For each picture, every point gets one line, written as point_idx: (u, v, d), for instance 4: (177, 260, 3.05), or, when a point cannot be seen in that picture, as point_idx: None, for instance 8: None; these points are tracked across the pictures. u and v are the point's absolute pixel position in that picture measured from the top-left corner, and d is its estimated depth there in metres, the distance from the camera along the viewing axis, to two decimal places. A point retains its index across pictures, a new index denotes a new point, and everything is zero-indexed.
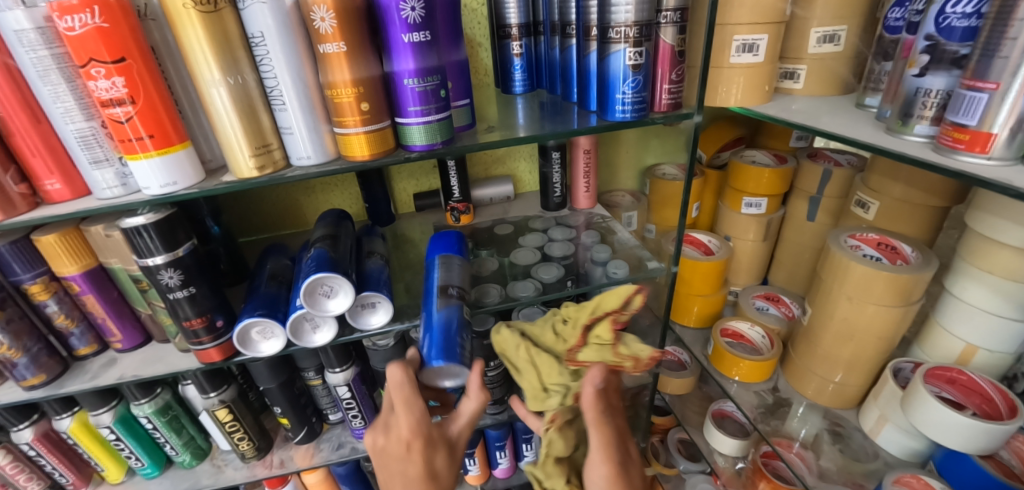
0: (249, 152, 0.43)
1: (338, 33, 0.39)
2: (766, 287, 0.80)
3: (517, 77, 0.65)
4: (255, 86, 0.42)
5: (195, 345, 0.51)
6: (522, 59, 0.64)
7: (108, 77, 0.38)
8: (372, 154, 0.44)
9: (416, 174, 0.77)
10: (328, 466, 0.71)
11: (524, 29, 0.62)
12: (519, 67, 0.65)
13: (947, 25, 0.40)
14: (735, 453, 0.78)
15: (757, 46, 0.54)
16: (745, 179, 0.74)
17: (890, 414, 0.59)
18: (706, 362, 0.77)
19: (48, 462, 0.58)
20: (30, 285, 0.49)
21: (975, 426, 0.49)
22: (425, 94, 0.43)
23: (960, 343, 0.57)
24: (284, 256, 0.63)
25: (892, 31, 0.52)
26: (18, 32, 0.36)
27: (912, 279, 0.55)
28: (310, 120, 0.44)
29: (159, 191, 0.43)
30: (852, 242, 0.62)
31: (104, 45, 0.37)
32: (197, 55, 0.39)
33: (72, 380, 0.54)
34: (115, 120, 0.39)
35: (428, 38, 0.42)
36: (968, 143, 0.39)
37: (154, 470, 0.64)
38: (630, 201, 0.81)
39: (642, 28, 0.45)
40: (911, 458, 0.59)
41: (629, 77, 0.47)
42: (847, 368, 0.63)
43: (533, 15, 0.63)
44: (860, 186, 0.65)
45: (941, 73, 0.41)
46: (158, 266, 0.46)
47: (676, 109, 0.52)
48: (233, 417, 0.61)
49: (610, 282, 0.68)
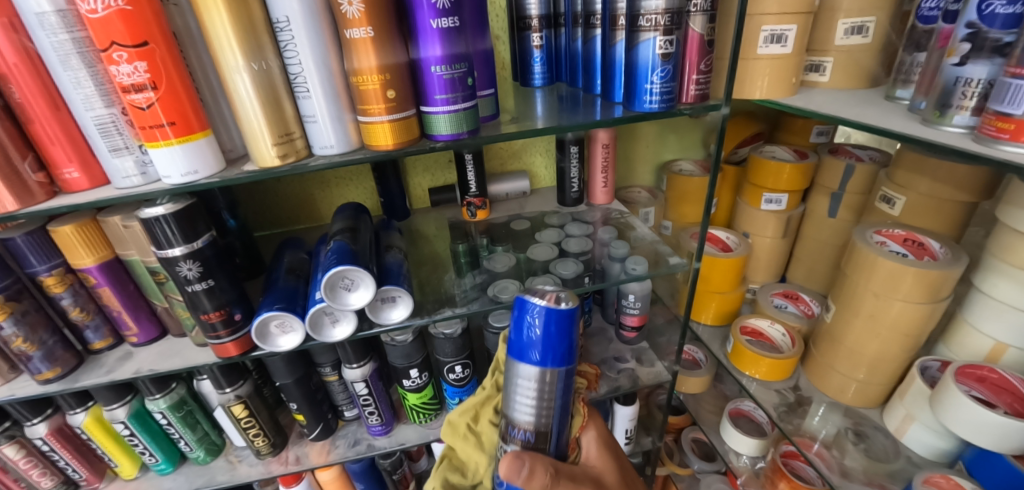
0: (272, 141, 0.42)
1: (365, 18, 0.38)
2: (784, 285, 0.79)
3: (537, 70, 0.64)
4: (279, 73, 0.41)
5: (212, 339, 0.50)
6: (541, 51, 0.63)
7: (130, 62, 0.37)
8: (397, 143, 0.43)
9: (432, 169, 0.76)
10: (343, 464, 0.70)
11: (545, 21, 0.61)
12: (539, 59, 0.64)
13: (990, 12, 0.39)
14: (753, 453, 0.77)
15: (786, 37, 0.53)
16: (765, 174, 0.73)
17: (917, 412, 0.57)
18: (725, 360, 0.76)
19: (61, 457, 0.57)
20: (45, 277, 0.48)
21: (1010, 425, 0.48)
22: (452, 82, 0.42)
23: (989, 341, 0.56)
24: (301, 250, 0.62)
25: (925, 21, 0.50)
26: (39, 15, 0.36)
27: (942, 276, 0.54)
28: (334, 108, 0.43)
29: (180, 180, 0.42)
30: (877, 238, 0.61)
31: (127, 28, 0.36)
32: (221, 39, 0.38)
33: (88, 374, 0.53)
34: (136, 106, 0.38)
35: (456, 24, 0.41)
36: (1012, 133, 0.38)
37: (168, 466, 0.63)
38: (648, 197, 0.80)
39: (673, 16, 0.44)
40: (939, 458, 0.58)
41: (658, 67, 0.46)
42: (871, 366, 0.62)
43: (554, 7, 0.62)
44: (885, 182, 0.64)
45: (982, 62, 0.41)
46: (176, 258, 0.45)
47: (703, 101, 0.51)
48: (248, 413, 0.60)
49: (629, 278, 0.67)
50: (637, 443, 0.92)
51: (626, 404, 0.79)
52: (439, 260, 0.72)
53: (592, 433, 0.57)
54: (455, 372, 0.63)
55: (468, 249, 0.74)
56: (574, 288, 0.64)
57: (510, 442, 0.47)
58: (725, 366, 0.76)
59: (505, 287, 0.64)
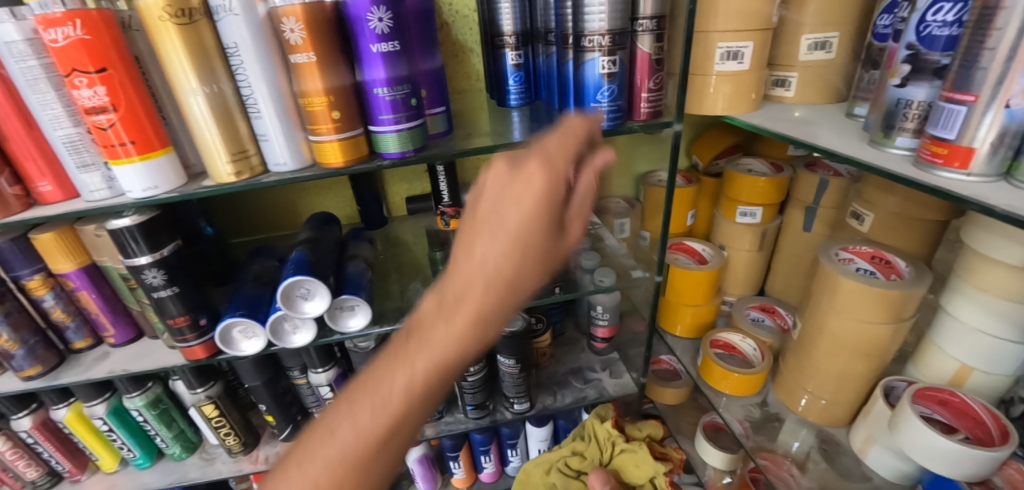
0: (227, 158, 0.44)
1: (309, 43, 0.40)
2: (761, 298, 0.78)
3: (513, 89, 0.61)
4: (232, 94, 0.43)
5: (180, 342, 0.53)
6: (519, 69, 0.60)
7: (90, 87, 0.40)
8: (346, 160, 0.45)
9: (409, 178, 0.78)
10: (239, 334, 0.54)
11: (521, 38, 0.58)
12: (515, 77, 0.60)
13: (929, 34, 0.39)
14: (720, 466, 0.77)
15: (742, 54, 0.53)
16: (740, 187, 0.73)
17: (877, 434, 0.57)
18: (695, 373, 0.76)
19: (45, 449, 0.61)
20: (29, 280, 0.52)
21: (961, 451, 0.47)
22: (396, 103, 0.44)
23: (955, 363, 0.54)
24: (272, 257, 0.64)
25: (881, 38, 0.49)
26: (9, 43, 0.39)
27: (902, 296, 0.53)
28: (285, 127, 0.45)
29: (141, 195, 0.44)
30: (844, 254, 0.60)
31: (87, 55, 0.39)
32: (175, 64, 0.40)
33: (67, 372, 0.57)
34: (98, 127, 0.41)
35: (397, 48, 0.42)
36: (946, 158, 0.38)
37: (146, 461, 0.66)
38: (624, 207, 0.79)
39: (616, 37, 0.45)
40: (901, 480, 0.57)
41: (604, 85, 0.47)
42: (836, 385, 0.61)
43: (531, 23, 0.58)
44: (856, 198, 0.63)
45: (923, 84, 0.40)
46: (142, 266, 0.48)
47: (656, 118, 0.52)
48: (219, 412, 0.62)
49: (597, 290, 0.68)
50: None
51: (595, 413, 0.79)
52: (415, 267, 0.73)
53: None
54: None
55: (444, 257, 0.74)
56: (538, 298, 0.65)
57: (588, 53, 0.46)
58: (696, 379, 0.76)
59: None
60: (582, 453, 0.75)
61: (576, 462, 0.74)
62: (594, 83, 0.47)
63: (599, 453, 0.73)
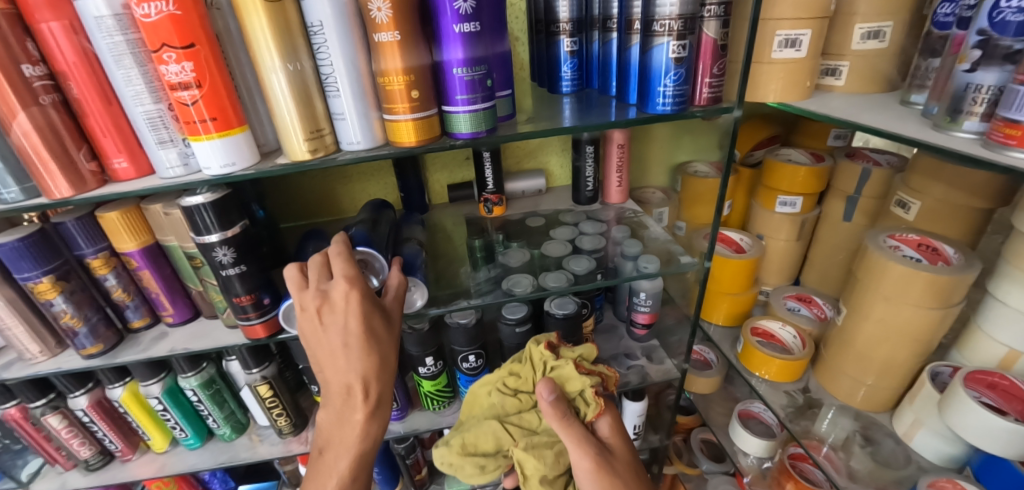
0: (303, 137, 0.45)
1: (393, 22, 0.41)
2: (798, 288, 0.79)
3: (565, 76, 0.62)
4: (312, 73, 0.44)
5: (243, 320, 0.54)
6: (573, 55, 0.61)
7: (178, 62, 0.40)
8: (419, 140, 0.46)
9: (450, 166, 0.78)
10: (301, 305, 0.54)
11: (576, 25, 0.58)
12: (568, 64, 0.61)
13: (1001, 19, 0.40)
14: (761, 453, 0.78)
15: (800, 41, 0.54)
16: (780, 177, 0.73)
17: (925, 418, 0.58)
18: (735, 359, 0.77)
19: (100, 428, 0.63)
20: (92, 259, 0.52)
21: (1017, 431, 0.48)
22: (472, 83, 0.44)
23: (1002, 348, 0.55)
24: (325, 241, 0.65)
25: (941, 27, 0.52)
26: (98, 18, 0.39)
27: (953, 281, 0.54)
28: (361, 107, 0.45)
29: (218, 171, 0.45)
30: (891, 242, 0.61)
31: (176, 31, 0.39)
32: (261, 42, 0.41)
33: (127, 351, 0.58)
34: (181, 103, 0.42)
35: (477, 29, 0.43)
36: (1020, 139, 0.38)
37: (196, 441, 0.68)
38: (662, 197, 0.80)
39: (687, 21, 0.46)
40: (947, 463, 0.57)
41: (671, 70, 0.48)
42: (881, 371, 0.62)
43: (586, 10, 0.59)
44: (901, 186, 0.64)
45: (993, 69, 0.41)
46: (213, 243, 0.49)
47: (715, 103, 0.53)
48: (273, 393, 0.64)
49: (641, 276, 0.68)
50: (646, 441, 0.93)
51: (635, 400, 0.80)
52: (455, 254, 0.74)
53: (608, 417, 0.58)
54: (468, 361, 0.67)
55: (484, 245, 0.75)
56: (585, 283, 0.66)
57: (658, 38, 0.47)
58: (736, 366, 0.77)
59: (519, 281, 0.67)
60: (514, 375, 0.62)
61: (511, 383, 0.62)
62: (662, 66, 0.48)
63: (533, 375, 0.60)
